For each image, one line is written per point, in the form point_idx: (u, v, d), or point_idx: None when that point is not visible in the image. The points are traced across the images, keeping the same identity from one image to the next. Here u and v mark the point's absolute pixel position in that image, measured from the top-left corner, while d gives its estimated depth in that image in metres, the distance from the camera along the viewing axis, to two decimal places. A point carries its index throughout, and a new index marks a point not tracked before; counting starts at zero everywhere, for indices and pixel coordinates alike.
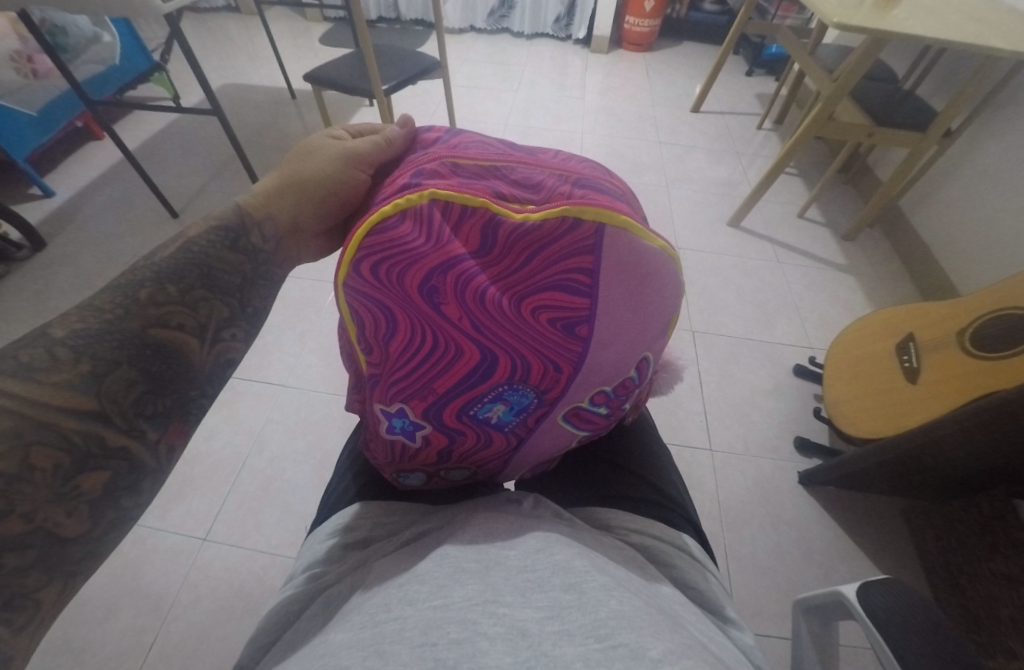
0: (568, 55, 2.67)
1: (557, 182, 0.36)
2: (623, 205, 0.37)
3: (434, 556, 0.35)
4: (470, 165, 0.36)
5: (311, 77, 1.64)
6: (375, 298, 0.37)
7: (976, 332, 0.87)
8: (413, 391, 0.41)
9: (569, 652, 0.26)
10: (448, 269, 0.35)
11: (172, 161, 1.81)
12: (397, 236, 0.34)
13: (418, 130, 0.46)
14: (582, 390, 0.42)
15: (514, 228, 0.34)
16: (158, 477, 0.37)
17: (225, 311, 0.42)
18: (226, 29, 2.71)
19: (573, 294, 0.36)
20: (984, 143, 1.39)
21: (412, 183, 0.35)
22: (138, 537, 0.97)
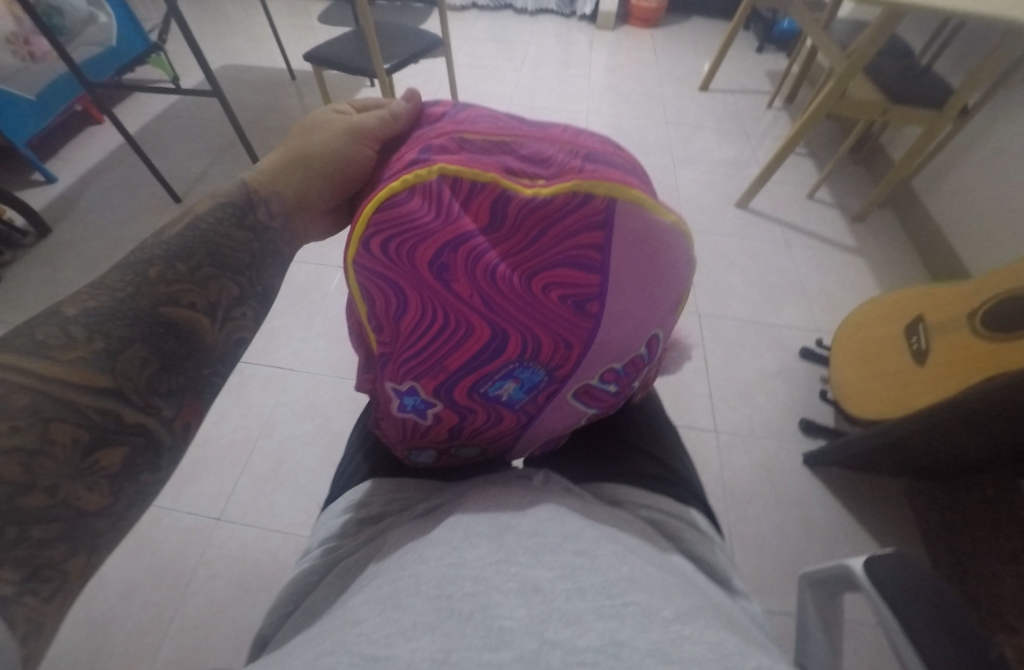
0: (573, 32, 2.61)
1: (568, 156, 0.35)
2: (634, 180, 0.36)
3: (447, 524, 0.36)
4: (479, 139, 0.35)
5: (312, 57, 1.61)
6: (386, 276, 0.37)
7: (987, 313, 0.85)
8: (423, 369, 0.41)
9: (581, 606, 0.27)
10: (458, 246, 0.35)
11: (174, 145, 1.80)
12: (406, 212, 0.34)
13: (425, 108, 0.44)
14: (593, 367, 0.42)
15: (525, 203, 0.34)
16: (174, 455, 0.38)
17: (235, 290, 0.42)
18: (223, 9, 2.66)
19: (584, 270, 0.36)
20: (1001, 118, 1.36)
21: (420, 158, 0.35)
22: (154, 516, 0.99)
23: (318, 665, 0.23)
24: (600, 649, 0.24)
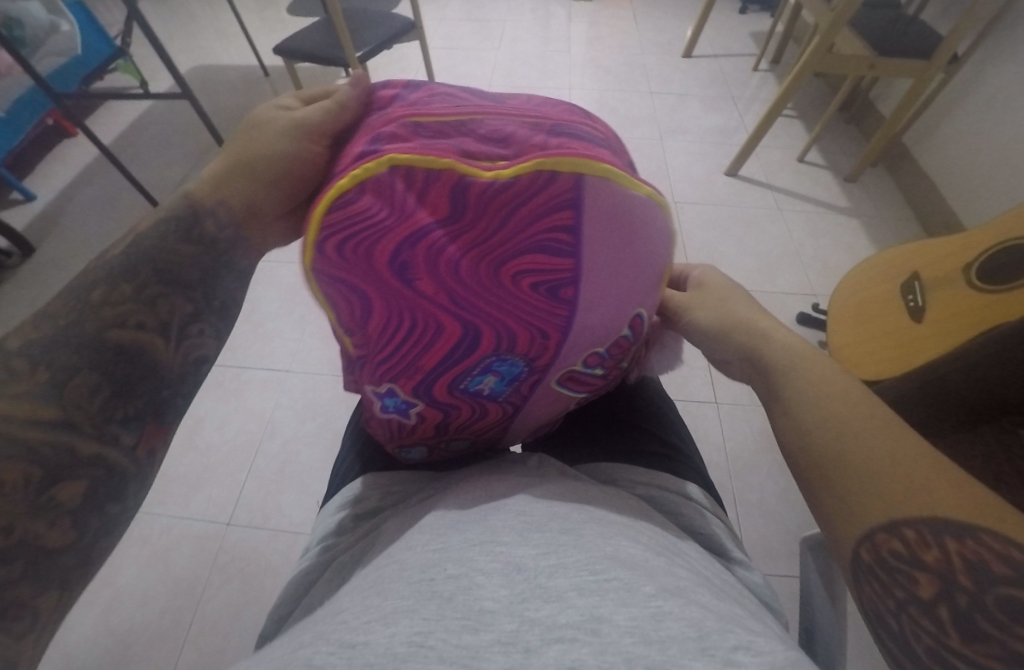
0: (550, 6, 2.54)
1: (530, 131, 0.33)
2: (602, 152, 0.34)
3: (434, 513, 0.35)
4: (432, 123, 0.34)
5: (282, 50, 1.57)
6: (346, 281, 0.35)
7: (982, 267, 0.91)
8: (399, 370, 0.40)
9: (564, 584, 0.26)
10: (417, 242, 0.33)
11: (151, 152, 1.77)
12: (356, 212, 0.32)
13: (371, 89, 0.42)
14: (573, 352, 0.41)
15: (486, 186, 0.31)
16: (142, 479, 0.38)
17: (188, 308, 0.41)
18: (189, 7, 2.59)
19: (555, 255, 0.34)
20: (991, 66, 1.37)
21: (371, 150, 0.33)
22: (163, 526, 1.00)
23: (297, 656, 0.23)
24: (580, 625, 0.23)
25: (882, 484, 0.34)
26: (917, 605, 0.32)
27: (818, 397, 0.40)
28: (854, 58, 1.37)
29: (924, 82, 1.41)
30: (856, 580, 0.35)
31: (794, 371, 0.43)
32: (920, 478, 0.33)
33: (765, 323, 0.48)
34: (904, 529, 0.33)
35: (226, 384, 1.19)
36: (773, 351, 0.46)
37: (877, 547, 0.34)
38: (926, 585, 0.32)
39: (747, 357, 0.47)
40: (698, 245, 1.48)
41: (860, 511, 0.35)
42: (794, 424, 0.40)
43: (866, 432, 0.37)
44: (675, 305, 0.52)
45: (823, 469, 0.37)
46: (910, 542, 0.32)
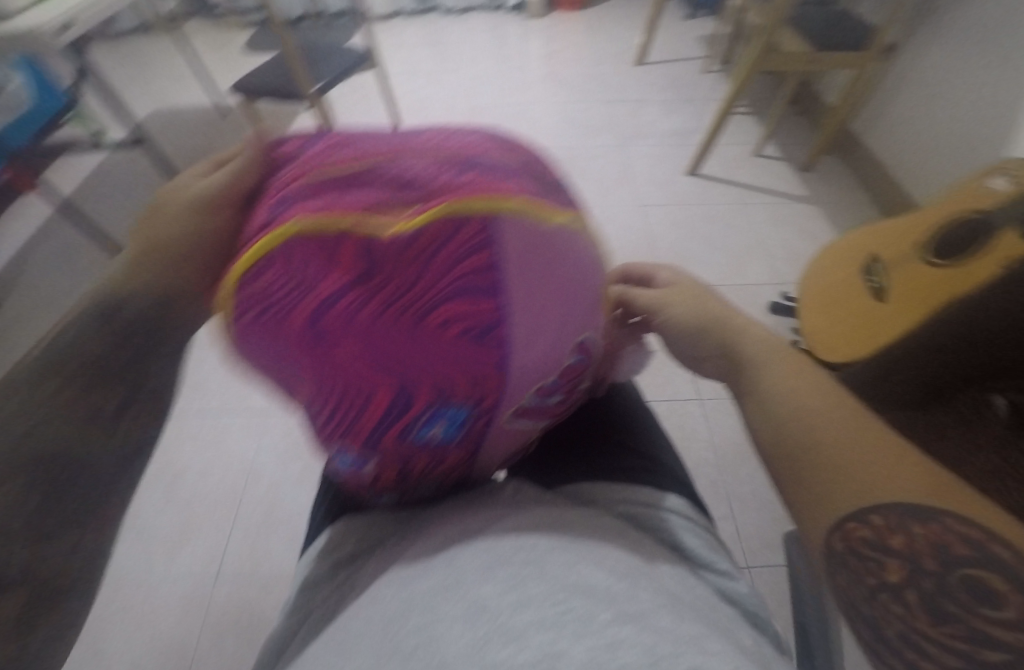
0: (503, 25, 2.60)
1: (439, 170, 0.29)
2: (518, 182, 0.30)
3: (407, 558, 0.36)
4: (336, 173, 0.29)
5: (238, 88, 1.57)
6: (265, 359, 0.30)
7: (934, 243, 0.95)
8: (340, 442, 0.35)
9: (525, 620, 0.27)
10: (325, 312, 0.27)
11: (114, 201, 1.75)
12: (264, 290, 0.27)
13: (269, 144, 0.35)
14: (524, 393, 0.35)
15: (392, 242, 0.26)
16: (84, 592, 0.30)
17: (119, 391, 0.33)
18: (143, 53, 2.58)
19: (481, 296, 0.28)
20: (923, 52, 1.43)
21: (272, 216, 0.28)
22: (151, 587, 0.97)
23: None
24: (536, 663, 0.24)
25: (850, 471, 0.33)
26: (887, 590, 0.33)
27: (783, 390, 0.40)
28: (794, 55, 1.43)
29: (863, 72, 1.47)
30: (828, 570, 0.36)
31: (766, 368, 0.42)
32: (883, 463, 0.33)
33: (740, 323, 0.47)
34: (873, 517, 0.32)
35: (207, 430, 1.17)
36: (748, 350, 0.45)
37: (848, 535, 0.34)
38: (895, 570, 0.33)
39: (725, 354, 0.46)
40: (668, 246, 1.51)
41: (830, 498, 0.34)
42: (766, 419, 0.39)
43: (828, 422, 0.36)
44: (651, 305, 0.50)
45: (792, 459, 0.36)
46: (878, 528, 0.32)
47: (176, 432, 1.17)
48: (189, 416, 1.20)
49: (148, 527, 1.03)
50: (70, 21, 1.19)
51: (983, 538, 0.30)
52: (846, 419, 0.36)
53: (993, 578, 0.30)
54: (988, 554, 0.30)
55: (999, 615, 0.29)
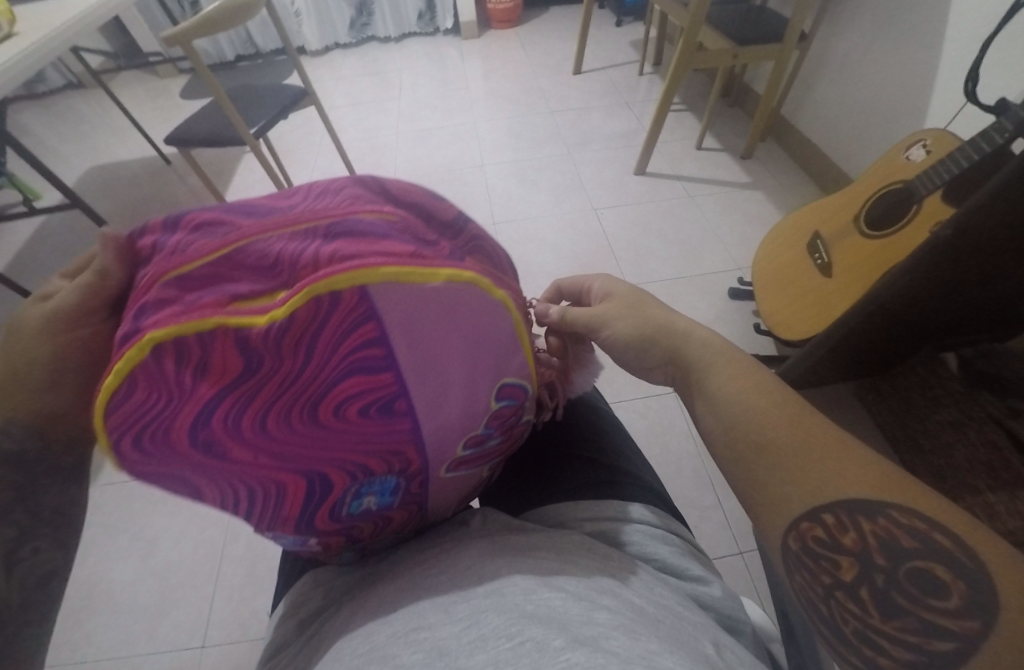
0: (441, 48, 2.64)
1: (305, 245, 0.30)
2: (395, 241, 0.32)
3: (371, 605, 0.35)
4: (196, 269, 0.29)
5: (175, 139, 1.54)
6: (163, 468, 0.31)
7: (867, 215, 0.99)
8: (271, 522, 0.37)
9: (481, 660, 0.27)
10: (211, 415, 0.29)
11: (57, 266, 1.69)
12: (136, 405, 0.27)
13: (131, 240, 0.32)
14: (446, 452, 0.37)
15: (264, 333, 0.27)
16: None
17: (12, 532, 0.34)
18: (76, 110, 2.52)
19: (373, 373, 0.31)
20: (834, 38, 1.51)
21: (131, 330, 0.27)
22: (133, 667, 0.92)
23: None
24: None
25: (802, 473, 0.36)
26: (840, 588, 0.35)
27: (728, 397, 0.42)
28: (719, 52, 1.50)
29: (784, 61, 1.54)
30: (789, 571, 0.37)
31: (713, 371, 0.44)
32: (831, 464, 0.35)
33: (667, 326, 0.49)
34: (825, 515, 0.35)
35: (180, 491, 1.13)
36: (690, 352, 0.47)
37: (803, 535, 0.36)
38: (848, 568, 0.34)
39: (670, 359, 0.48)
40: (625, 246, 1.54)
41: (786, 501, 0.36)
42: (721, 428, 0.41)
43: (775, 425, 0.39)
44: (592, 321, 0.52)
45: (748, 463, 0.39)
46: (830, 527, 0.35)
47: (147, 498, 1.12)
48: None
49: (124, 604, 0.98)
50: None
51: (926, 528, 0.32)
52: (792, 422, 0.38)
53: (937, 568, 0.31)
54: (931, 544, 0.32)
55: (945, 604, 0.30)
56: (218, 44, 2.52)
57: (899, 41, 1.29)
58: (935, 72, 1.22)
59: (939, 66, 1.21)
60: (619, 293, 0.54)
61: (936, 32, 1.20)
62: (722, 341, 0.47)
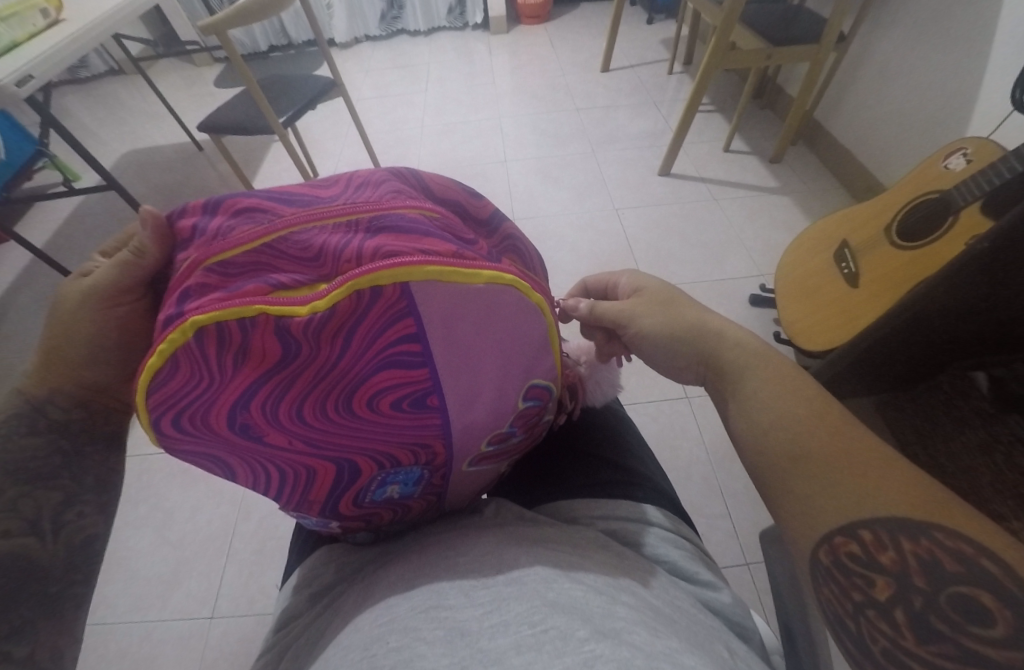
0: (469, 43, 2.64)
1: (346, 240, 0.30)
2: (435, 241, 0.32)
3: (389, 581, 0.35)
4: (239, 257, 0.29)
5: (207, 125, 1.57)
6: (200, 446, 0.32)
7: (899, 226, 0.96)
8: (296, 504, 0.37)
9: (504, 643, 0.27)
10: (250, 400, 0.29)
11: (89, 245, 1.74)
12: (179, 385, 0.28)
13: (171, 222, 0.35)
14: (471, 447, 0.37)
15: (305, 324, 0.28)
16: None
17: (58, 494, 0.36)
18: (115, 96, 2.59)
19: (408, 367, 0.31)
20: (873, 41, 1.46)
21: (174, 314, 0.28)
22: (143, 637, 0.94)
23: None
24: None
25: (836, 488, 0.34)
26: (873, 607, 0.32)
27: (761, 400, 0.40)
28: (751, 52, 1.46)
29: (819, 64, 1.50)
30: (816, 584, 0.35)
31: (750, 377, 0.42)
32: (872, 479, 0.33)
33: (703, 327, 0.47)
34: (862, 532, 0.32)
35: (195, 469, 1.15)
36: (727, 355, 0.44)
37: (836, 550, 0.34)
38: (884, 589, 0.32)
39: (699, 359, 0.46)
40: (646, 247, 1.52)
41: (821, 513, 0.34)
42: (756, 434, 0.39)
43: (814, 433, 0.36)
44: (620, 316, 0.51)
45: (784, 475, 0.37)
46: (867, 545, 0.32)
47: (166, 471, 1.15)
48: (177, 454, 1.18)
49: (141, 572, 1.01)
50: (30, 72, 1.11)
51: (974, 554, 0.29)
52: (831, 433, 0.36)
53: (982, 595, 0.28)
54: (980, 571, 0.29)
55: (988, 633, 0.27)
56: (253, 35, 2.56)
57: (942, 45, 1.25)
58: (981, 77, 1.17)
59: (986, 71, 1.15)
60: (654, 287, 0.52)
61: (984, 36, 1.15)
62: (757, 344, 0.44)
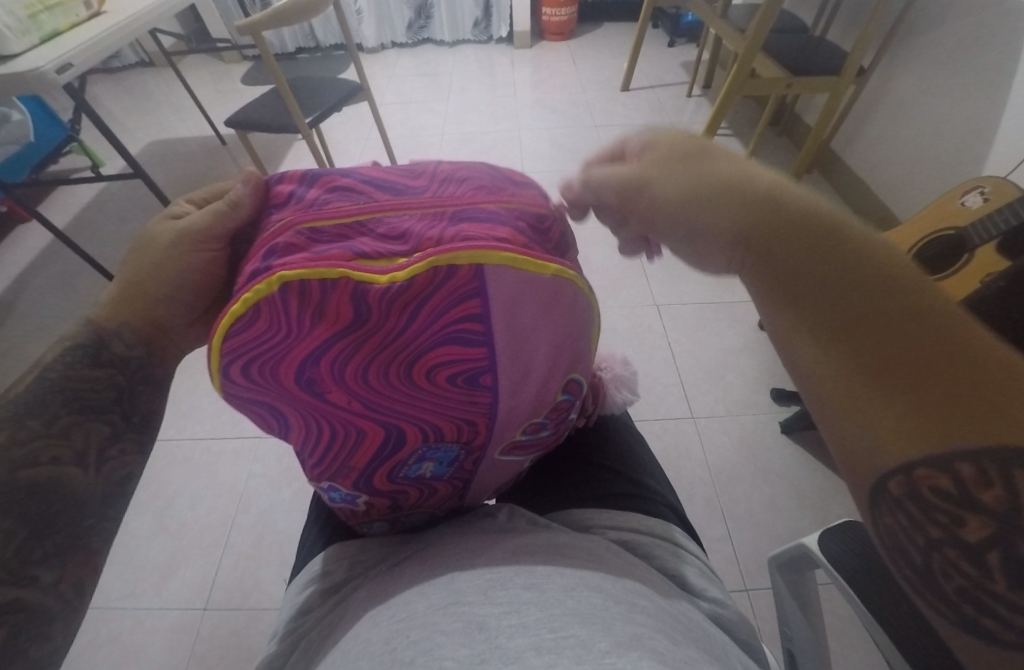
0: (493, 56, 2.68)
1: (429, 225, 0.30)
2: (509, 230, 0.32)
3: (408, 577, 0.35)
4: (329, 226, 0.30)
5: (233, 121, 1.60)
6: (262, 398, 0.33)
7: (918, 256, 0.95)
8: (334, 472, 0.38)
9: (522, 643, 0.27)
10: (320, 358, 0.30)
11: (108, 231, 1.76)
12: (256, 334, 0.29)
13: (269, 184, 0.37)
14: (509, 430, 0.38)
15: (383, 293, 0.28)
16: (75, 609, 0.35)
17: (107, 428, 0.39)
18: (144, 87, 2.64)
19: (467, 344, 0.31)
20: (894, 76, 1.48)
21: (262, 268, 0.29)
22: (136, 624, 0.94)
23: None
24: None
25: (915, 406, 0.26)
26: (955, 544, 0.26)
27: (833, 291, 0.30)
28: (772, 80, 1.48)
29: (838, 95, 1.52)
30: (872, 513, 0.29)
31: (815, 273, 0.31)
32: (995, 396, 0.24)
33: (742, 192, 0.35)
34: (961, 467, 0.25)
35: (199, 458, 1.16)
36: (768, 230, 0.33)
37: (914, 482, 0.27)
38: (975, 528, 0.25)
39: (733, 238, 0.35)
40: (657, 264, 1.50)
41: (900, 439, 0.26)
42: (831, 341, 0.29)
43: (909, 335, 0.27)
44: (630, 184, 0.40)
45: (856, 386, 0.28)
46: (964, 480, 0.25)
47: (171, 458, 1.16)
48: (181, 443, 1.18)
49: (139, 557, 1.02)
50: (69, 60, 1.14)
51: None
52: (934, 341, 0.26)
53: None
54: None
55: None
56: (282, 36, 2.62)
57: (961, 82, 1.26)
58: (1000, 117, 1.18)
59: (1005, 111, 1.17)
60: (667, 148, 0.39)
61: (1002, 79, 1.17)
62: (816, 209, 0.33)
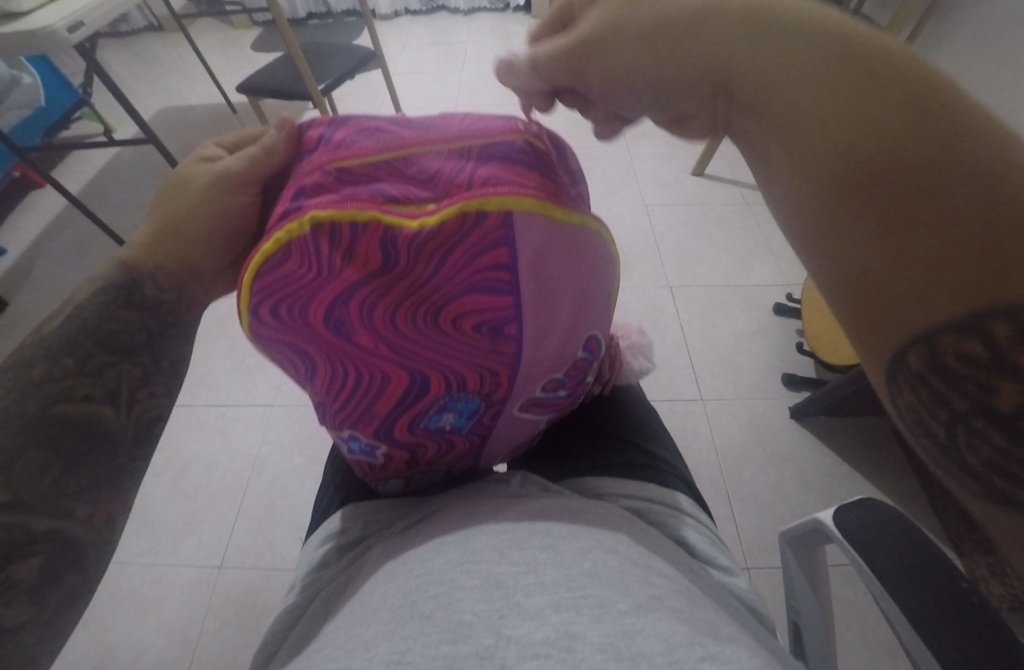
0: (510, 25, 2.60)
1: (457, 168, 0.30)
2: (538, 177, 0.32)
3: (426, 535, 0.36)
4: (357, 166, 0.30)
5: (246, 87, 1.58)
6: (289, 340, 0.33)
7: None
8: (355, 419, 0.38)
9: (540, 601, 0.28)
10: (348, 300, 0.30)
11: (121, 197, 1.76)
12: (287, 273, 0.29)
13: (302, 130, 0.37)
14: (529, 384, 0.38)
15: (412, 238, 0.28)
16: (105, 542, 0.36)
17: (137, 370, 0.40)
18: (155, 53, 2.60)
19: (492, 294, 0.31)
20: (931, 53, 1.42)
21: (293, 208, 0.29)
22: (153, 580, 0.97)
23: None
24: (553, 642, 0.25)
25: (931, 256, 0.23)
26: (982, 413, 0.23)
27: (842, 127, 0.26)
28: None
29: None
30: (890, 388, 0.27)
31: (809, 115, 0.27)
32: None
33: (736, 27, 0.30)
34: (994, 324, 0.22)
35: (212, 424, 1.18)
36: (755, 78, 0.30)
37: (937, 350, 0.24)
38: (1008, 394, 0.22)
39: (714, 81, 0.32)
40: (672, 245, 1.46)
41: (924, 298, 0.24)
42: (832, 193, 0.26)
43: (922, 171, 0.24)
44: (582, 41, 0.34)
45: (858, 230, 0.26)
46: (996, 341, 0.22)
47: (185, 423, 1.18)
48: (195, 409, 1.20)
49: (155, 517, 1.04)
50: (81, 19, 1.12)
51: None
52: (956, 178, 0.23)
53: None
54: None
55: None
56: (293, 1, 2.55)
57: None
58: None
59: None
60: None
61: None
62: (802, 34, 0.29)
